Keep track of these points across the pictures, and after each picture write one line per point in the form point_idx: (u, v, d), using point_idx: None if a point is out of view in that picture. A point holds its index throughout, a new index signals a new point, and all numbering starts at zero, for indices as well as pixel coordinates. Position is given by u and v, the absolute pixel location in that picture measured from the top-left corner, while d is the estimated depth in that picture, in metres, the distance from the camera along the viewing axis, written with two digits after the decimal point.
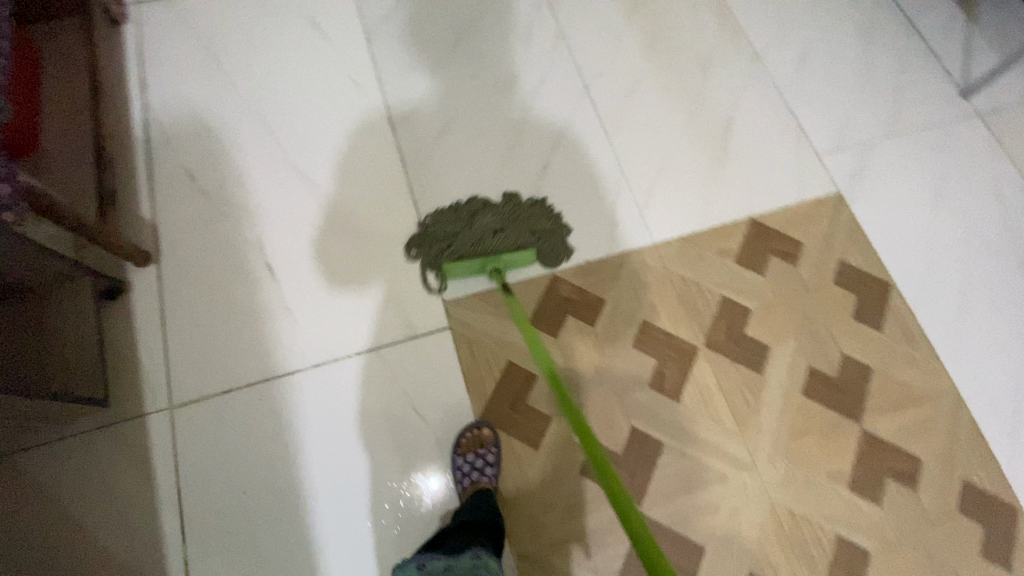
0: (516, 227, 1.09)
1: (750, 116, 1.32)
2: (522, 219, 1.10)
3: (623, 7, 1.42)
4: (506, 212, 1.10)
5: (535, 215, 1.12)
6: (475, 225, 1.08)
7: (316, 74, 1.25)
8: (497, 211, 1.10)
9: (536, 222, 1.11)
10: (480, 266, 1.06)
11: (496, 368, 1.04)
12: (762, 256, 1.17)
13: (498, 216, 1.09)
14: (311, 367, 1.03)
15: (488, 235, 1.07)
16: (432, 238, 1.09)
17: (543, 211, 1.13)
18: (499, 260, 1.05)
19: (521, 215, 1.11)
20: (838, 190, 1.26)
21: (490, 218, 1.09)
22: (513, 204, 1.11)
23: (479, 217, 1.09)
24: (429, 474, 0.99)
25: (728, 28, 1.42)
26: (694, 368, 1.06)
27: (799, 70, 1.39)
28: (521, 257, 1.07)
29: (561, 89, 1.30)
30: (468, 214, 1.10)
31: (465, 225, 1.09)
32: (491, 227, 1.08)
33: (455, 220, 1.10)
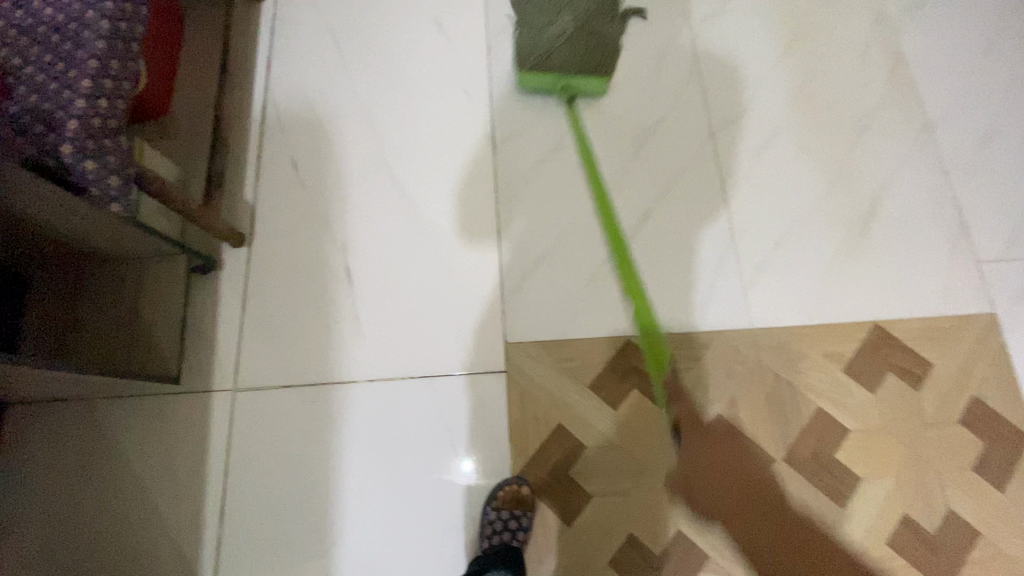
0: (592, 28, 1.14)
1: (900, 198, 1.13)
2: (597, 29, 1.14)
3: (774, 44, 1.25)
4: (585, 11, 1.14)
5: (610, 16, 1.16)
6: (556, 23, 1.13)
7: (430, 78, 1.22)
8: (578, 7, 1.14)
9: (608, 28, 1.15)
10: (554, 81, 1.16)
11: (546, 427, 0.99)
12: (877, 371, 1.00)
13: (577, 17, 1.14)
14: (366, 381, 1.04)
15: (565, 35, 1.13)
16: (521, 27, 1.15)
17: (617, 21, 1.16)
18: (570, 78, 1.15)
19: (597, 19, 1.15)
20: (993, 311, 1.05)
21: (571, 18, 1.13)
22: (585, 12, 1.14)
23: (562, 15, 1.14)
24: (464, 457, 1.00)
25: (897, 86, 1.22)
26: (764, 483, 0.94)
27: (977, 152, 1.16)
28: (592, 83, 1.16)
29: (682, 130, 1.18)
30: (554, 8, 1.14)
31: (541, 32, 1.14)
32: (570, 27, 1.13)
33: (541, 11, 1.15)
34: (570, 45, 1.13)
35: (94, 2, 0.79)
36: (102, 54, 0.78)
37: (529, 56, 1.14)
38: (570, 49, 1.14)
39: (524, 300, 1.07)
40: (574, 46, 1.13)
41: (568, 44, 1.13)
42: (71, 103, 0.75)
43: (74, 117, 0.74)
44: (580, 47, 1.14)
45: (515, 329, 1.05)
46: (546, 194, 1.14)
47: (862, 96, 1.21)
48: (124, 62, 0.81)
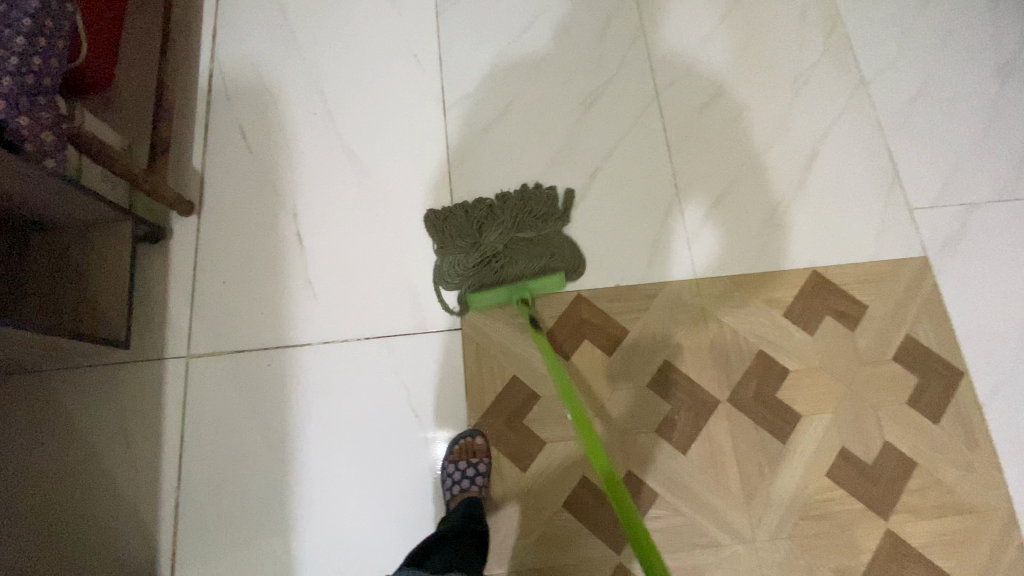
0: (524, 233, 1.06)
1: (837, 152, 1.17)
2: (527, 232, 1.06)
3: (716, 9, 1.28)
4: (510, 224, 1.06)
5: (541, 217, 1.08)
6: (483, 245, 1.04)
7: (378, 45, 1.23)
8: (500, 221, 1.06)
9: (546, 236, 1.07)
10: (510, 293, 1.04)
11: (499, 379, 1.01)
12: (815, 313, 1.05)
13: (504, 233, 1.05)
14: (321, 343, 1.04)
15: (501, 257, 1.04)
16: (444, 258, 1.06)
17: (552, 217, 1.08)
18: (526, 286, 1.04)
19: (528, 220, 1.07)
20: (925, 255, 1.10)
21: (498, 232, 1.05)
22: (510, 209, 1.08)
23: (485, 232, 1.05)
24: (441, 438, 1.00)
25: (835, 46, 1.26)
26: (709, 422, 0.98)
27: (909, 107, 1.21)
28: (550, 282, 1.05)
29: (628, 93, 1.21)
30: (472, 229, 1.06)
31: (472, 242, 1.05)
32: (501, 248, 1.04)
33: (462, 229, 1.06)
34: (516, 260, 1.04)
35: None
36: (37, 13, 0.75)
37: (474, 277, 1.04)
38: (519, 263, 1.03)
39: None
40: (520, 253, 1.04)
41: (512, 262, 1.04)
42: (3, 59, 0.72)
43: (6, 74, 0.73)
44: (524, 259, 1.04)
45: None
46: (496, 157, 1.16)
47: (800, 56, 1.25)
48: (58, 21, 0.79)
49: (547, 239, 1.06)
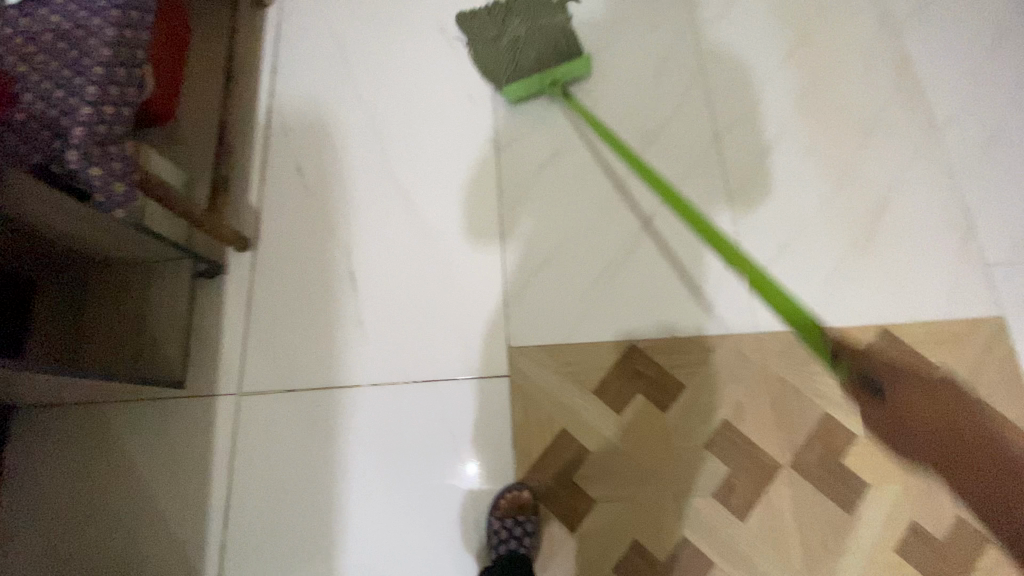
0: (541, 17, 1.18)
1: (908, 199, 1.12)
2: (546, 15, 1.18)
3: (779, 46, 1.25)
4: (528, 17, 1.18)
5: (552, 5, 1.19)
6: (507, 31, 1.18)
7: (434, 82, 1.24)
8: (518, 11, 1.19)
9: (559, 28, 1.16)
10: (541, 81, 1.16)
11: (549, 432, 0.98)
12: (884, 375, 0.99)
13: (523, 19, 1.18)
14: (368, 385, 1.02)
15: (529, 51, 1.16)
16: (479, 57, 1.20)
17: (559, 8, 1.19)
18: (553, 72, 1.15)
19: (543, 11, 1.18)
20: (1004, 316, 1.03)
21: (518, 20, 1.18)
22: (532, 13, 1.19)
23: (508, 23, 1.19)
24: (467, 462, 0.98)
25: (905, 85, 1.21)
26: (771, 487, 0.93)
27: (984, 153, 1.15)
28: (576, 66, 1.17)
29: (686, 132, 1.18)
30: (499, 32, 1.19)
31: (501, 33, 1.19)
32: (523, 36, 1.17)
33: (486, 29, 1.20)
34: (533, 40, 1.16)
35: (99, 11, 0.80)
36: (106, 62, 0.78)
37: (505, 72, 1.17)
38: (542, 50, 1.16)
39: (527, 303, 1.07)
40: (536, 41, 1.16)
41: (537, 53, 1.16)
42: (77, 110, 0.75)
43: (78, 123, 0.75)
44: (543, 43, 1.16)
45: (518, 333, 1.05)
46: (548, 196, 1.14)
47: (867, 96, 1.20)
48: (129, 68, 0.81)
49: (557, 17, 1.17)
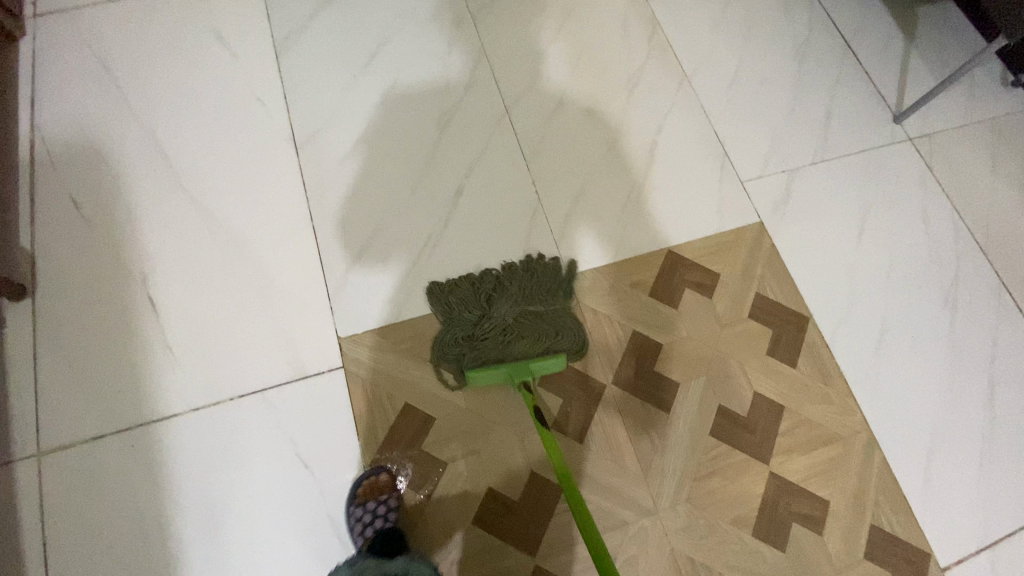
0: (535, 309, 1.06)
1: (676, 139, 1.29)
2: (540, 309, 1.06)
3: (550, 22, 1.37)
4: (519, 293, 1.07)
5: (550, 294, 1.08)
6: (494, 316, 1.05)
7: (221, 93, 1.20)
8: (510, 294, 1.07)
9: (556, 316, 1.06)
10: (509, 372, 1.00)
11: (391, 410, 1.00)
12: (677, 288, 1.13)
13: (514, 305, 1.06)
14: (191, 411, 0.96)
15: (509, 333, 1.03)
16: (450, 329, 1.04)
17: (559, 294, 1.09)
18: (527, 367, 1.00)
19: (537, 298, 1.07)
20: (762, 220, 1.22)
21: (507, 306, 1.05)
22: (529, 274, 1.10)
23: (496, 305, 1.05)
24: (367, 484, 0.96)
25: (658, 44, 1.39)
26: (599, 407, 1.03)
27: (728, 92, 1.36)
28: (551, 363, 1.00)
29: (479, 108, 1.26)
30: (485, 296, 1.06)
31: (484, 303, 1.06)
32: (508, 318, 1.04)
33: (468, 301, 1.06)
34: (519, 334, 1.03)
35: None
36: None
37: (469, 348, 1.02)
38: (524, 344, 1.02)
39: (352, 293, 1.08)
40: (527, 333, 1.03)
41: (519, 337, 1.03)
42: None
43: None
44: (527, 342, 1.03)
45: (347, 323, 1.05)
46: (356, 188, 1.15)
47: (631, 58, 1.36)
48: None
49: (554, 328, 1.04)
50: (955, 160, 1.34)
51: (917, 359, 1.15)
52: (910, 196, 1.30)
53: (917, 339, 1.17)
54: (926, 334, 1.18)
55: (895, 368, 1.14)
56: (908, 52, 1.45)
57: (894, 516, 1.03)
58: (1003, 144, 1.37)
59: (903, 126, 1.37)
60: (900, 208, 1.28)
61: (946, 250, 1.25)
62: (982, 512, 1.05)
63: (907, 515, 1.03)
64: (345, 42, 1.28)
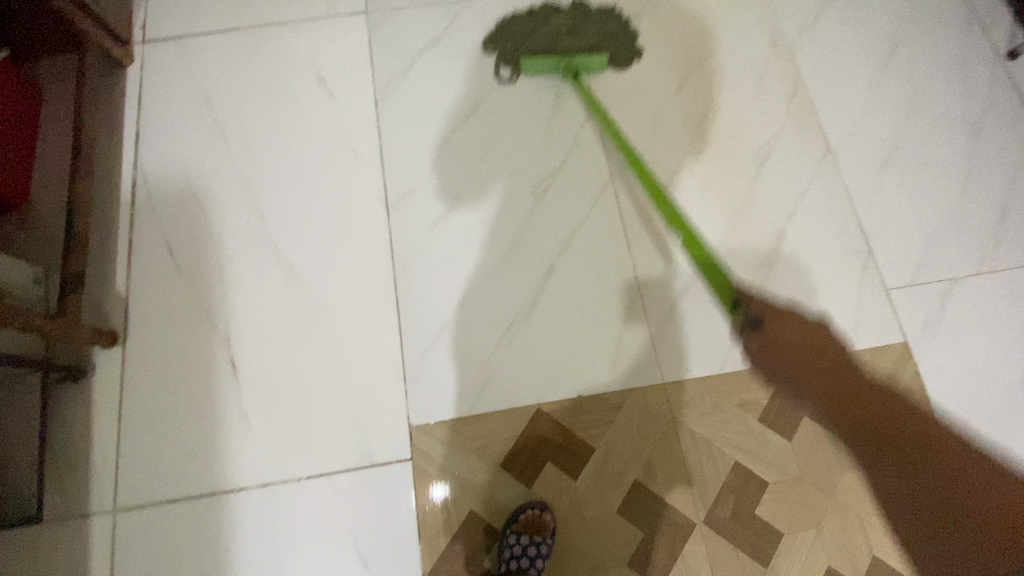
0: (587, 26, 1.21)
1: (808, 224, 1.11)
2: (591, 20, 1.22)
3: (672, 73, 1.22)
4: (576, 15, 1.22)
5: (606, 31, 1.22)
6: (551, 27, 1.20)
7: (317, 138, 1.17)
8: (567, 12, 1.22)
9: (606, 25, 1.22)
10: (557, 61, 1.17)
11: (456, 516, 0.93)
12: (793, 415, 0.98)
13: (570, 18, 1.21)
14: (258, 487, 0.95)
15: (563, 32, 1.19)
16: (509, 36, 1.21)
17: (610, 26, 1.23)
18: (572, 58, 1.16)
19: (590, 19, 1.22)
20: (905, 340, 1.03)
21: (563, 19, 1.20)
22: (583, 10, 1.23)
23: (552, 18, 1.21)
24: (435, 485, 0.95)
25: (797, 106, 1.20)
26: (685, 549, 0.91)
27: (878, 172, 1.15)
28: (595, 61, 1.17)
29: (582, 172, 1.14)
30: (542, 17, 1.22)
31: (541, 23, 1.21)
32: (563, 26, 1.20)
33: (529, 23, 1.22)
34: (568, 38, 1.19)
35: None
36: None
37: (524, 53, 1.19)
38: (573, 36, 1.19)
39: (428, 375, 1.00)
40: (575, 38, 1.19)
41: (569, 39, 1.19)
42: None
43: None
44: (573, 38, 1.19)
45: (418, 411, 0.98)
46: (444, 256, 1.08)
47: (762, 122, 1.19)
48: None
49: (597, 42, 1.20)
50: None
51: None
52: None
53: None
54: None
55: None
56: None
57: None
58: None
59: None
60: None
61: None
62: None
63: None
64: (447, 89, 1.20)
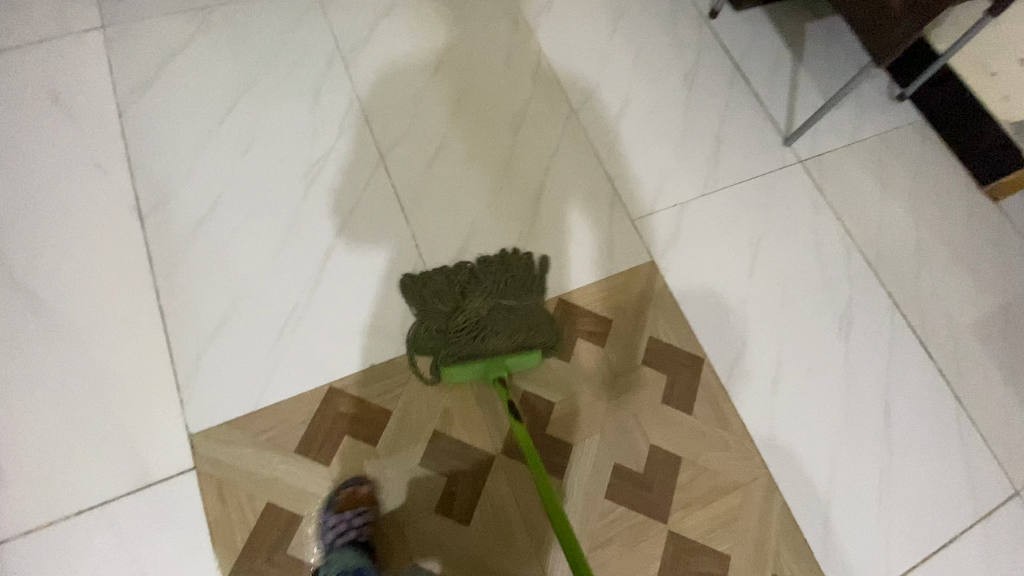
0: (508, 302, 1.06)
1: (564, 176, 1.24)
2: (511, 302, 1.06)
3: (428, 58, 1.30)
4: (495, 291, 1.06)
5: (523, 287, 1.08)
6: (469, 304, 1.04)
7: (54, 161, 1.09)
8: (486, 286, 1.06)
9: (526, 293, 1.08)
10: (485, 369, 0.99)
11: (252, 511, 0.90)
12: (567, 341, 1.09)
13: (490, 292, 1.06)
14: (16, 538, 0.85)
15: (480, 332, 1.01)
16: (427, 313, 1.04)
17: (533, 290, 1.09)
18: (502, 366, 1.00)
19: (511, 290, 1.07)
20: (654, 259, 1.19)
21: (483, 297, 1.05)
22: (493, 270, 1.09)
23: (471, 297, 1.05)
24: None
25: (543, 77, 1.34)
26: (487, 482, 0.97)
27: (617, 124, 1.32)
28: (526, 360, 1.01)
29: (351, 157, 1.17)
30: (458, 287, 1.06)
31: (456, 304, 1.04)
32: (483, 309, 1.04)
33: (445, 296, 1.05)
34: (496, 324, 1.02)
35: None
36: None
37: (448, 350, 1.00)
38: (496, 335, 1.01)
39: (209, 380, 0.97)
40: (499, 327, 1.02)
41: (492, 334, 1.01)
42: None
43: None
44: (506, 323, 1.03)
45: (201, 417, 0.94)
46: (213, 260, 1.05)
47: (516, 94, 1.31)
48: None
49: (519, 329, 1.03)
50: (845, 183, 1.35)
51: (815, 392, 1.14)
52: (803, 222, 1.29)
53: (815, 372, 1.16)
54: (820, 365, 1.17)
55: (795, 405, 1.12)
56: (796, 71, 1.45)
57: (794, 561, 1.01)
58: (890, 163, 1.38)
59: (794, 147, 1.37)
60: (793, 235, 1.28)
61: (839, 277, 1.25)
62: (880, 552, 1.05)
63: (807, 559, 1.02)
64: (200, 94, 1.18)
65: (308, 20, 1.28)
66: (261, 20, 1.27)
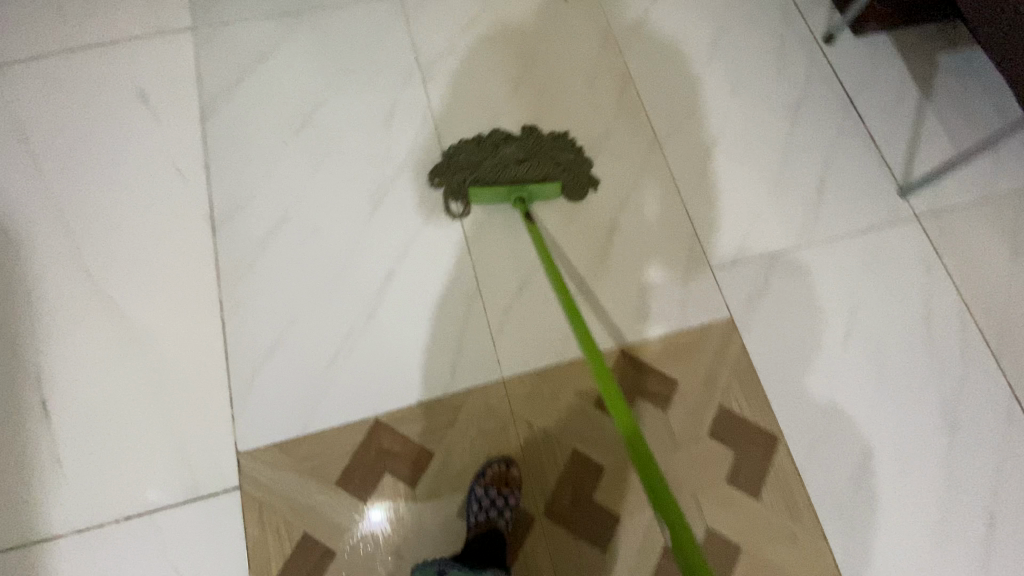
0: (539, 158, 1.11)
1: (641, 214, 1.14)
2: (542, 154, 1.12)
3: (509, 74, 1.24)
4: (529, 143, 1.12)
5: (555, 147, 1.13)
6: (500, 154, 1.10)
7: (140, 162, 1.12)
8: (518, 141, 1.12)
9: (558, 154, 1.13)
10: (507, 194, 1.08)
11: (288, 540, 0.90)
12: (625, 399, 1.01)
13: (522, 148, 1.11)
14: (72, 535, 0.89)
15: (508, 168, 1.08)
16: (455, 166, 1.10)
17: (563, 148, 1.14)
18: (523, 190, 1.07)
19: (541, 147, 1.12)
20: (732, 317, 1.08)
21: (514, 148, 1.11)
22: (530, 137, 1.13)
23: (503, 148, 1.11)
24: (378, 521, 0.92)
25: (629, 100, 1.24)
26: (526, 543, 0.92)
27: (706, 158, 1.21)
28: (548, 188, 1.09)
29: (419, 177, 1.13)
30: (491, 144, 1.11)
31: (488, 152, 1.10)
32: (514, 157, 1.10)
33: (479, 149, 1.11)
34: (524, 169, 1.08)
35: None
36: None
37: (474, 176, 1.08)
38: (522, 166, 1.09)
39: (260, 398, 0.97)
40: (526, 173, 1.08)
41: (518, 167, 1.09)
42: None
43: None
44: (534, 168, 1.09)
45: (248, 436, 0.95)
46: (275, 274, 1.04)
47: (598, 118, 1.22)
48: None
49: (545, 169, 1.10)
50: (970, 246, 1.17)
51: (906, 490, 1.00)
52: (912, 289, 1.13)
53: (908, 466, 1.02)
54: (916, 460, 1.02)
55: (878, 502, 0.99)
56: (923, 110, 1.27)
57: None
58: None
59: (910, 200, 1.20)
60: (898, 303, 1.12)
61: (949, 356, 1.09)
62: None
63: None
64: (279, 103, 1.17)
65: (391, 31, 1.25)
66: (345, 28, 1.25)
